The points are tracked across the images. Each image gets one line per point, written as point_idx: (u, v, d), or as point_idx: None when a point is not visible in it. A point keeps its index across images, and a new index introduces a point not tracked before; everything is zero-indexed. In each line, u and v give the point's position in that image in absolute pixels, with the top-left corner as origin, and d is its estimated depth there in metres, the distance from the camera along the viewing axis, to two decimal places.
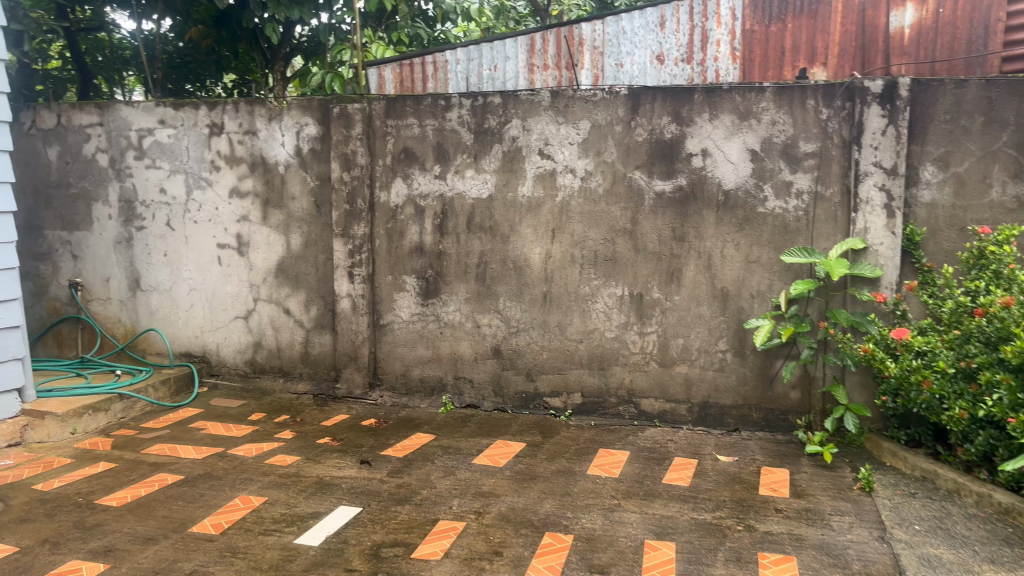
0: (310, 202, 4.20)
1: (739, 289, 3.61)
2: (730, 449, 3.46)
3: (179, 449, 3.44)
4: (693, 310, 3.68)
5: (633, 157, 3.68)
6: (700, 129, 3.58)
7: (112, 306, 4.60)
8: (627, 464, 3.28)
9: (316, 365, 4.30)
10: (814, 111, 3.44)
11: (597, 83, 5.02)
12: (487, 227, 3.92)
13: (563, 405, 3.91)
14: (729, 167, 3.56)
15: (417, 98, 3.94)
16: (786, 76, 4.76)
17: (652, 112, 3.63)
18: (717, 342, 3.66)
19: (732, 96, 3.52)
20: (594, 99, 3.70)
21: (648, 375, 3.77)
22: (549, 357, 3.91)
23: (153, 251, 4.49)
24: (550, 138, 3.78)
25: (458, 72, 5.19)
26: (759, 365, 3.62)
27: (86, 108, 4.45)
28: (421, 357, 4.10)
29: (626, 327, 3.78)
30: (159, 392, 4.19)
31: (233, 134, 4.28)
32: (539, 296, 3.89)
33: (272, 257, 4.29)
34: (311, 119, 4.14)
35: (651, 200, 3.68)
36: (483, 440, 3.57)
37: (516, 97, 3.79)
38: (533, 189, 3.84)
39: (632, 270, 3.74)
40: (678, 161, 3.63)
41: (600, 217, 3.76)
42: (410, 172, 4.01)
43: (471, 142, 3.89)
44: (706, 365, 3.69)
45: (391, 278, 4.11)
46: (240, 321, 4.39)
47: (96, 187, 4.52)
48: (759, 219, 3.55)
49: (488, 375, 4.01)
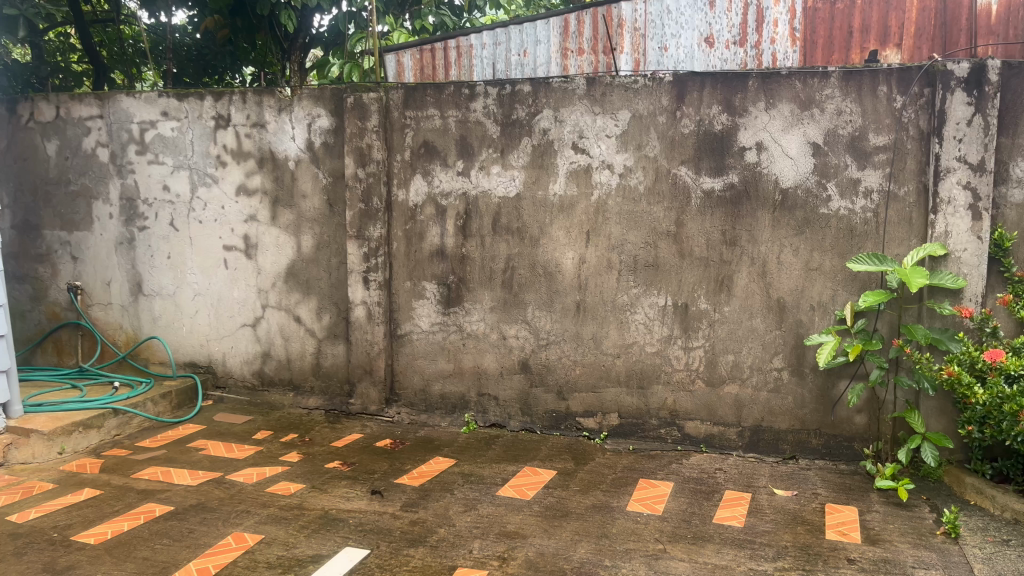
0: (322, 200, 3.86)
1: (797, 300, 3.21)
2: (787, 481, 3.06)
3: (173, 474, 3.12)
4: (745, 323, 3.29)
5: (678, 151, 3.30)
6: (754, 120, 3.19)
7: (113, 312, 4.31)
8: (672, 498, 2.90)
9: (328, 378, 3.96)
10: (886, 98, 3.02)
11: (638, 69, 4.63)
12: (515, 229, 3.55)
13: (598, 426, 3.53)
14: (788, 163, 3.16)
15: (439, 86, 3.58)
16: (855, 60, 4.33)
17: (700, 102, 3.24)
18: (771, 359, 3.27)
19: (792, 82, 3.12)
20: (634, 86, 3.32)
21: (693, 396, 3.38)
22: (582, 373, 3.53)
23: (156, 253, 4.18)
24: (585, 130, 3.41)
25: (484, 58, 4.88)
26: (820, 386, 3.21)
27: (85, 99, 4.16)
28: (441, 371, 3.74)
29: (669, 341, 3.39)
30: (159, 406, 3.89)
31: (240, 127, 3.96)
32: (572, 305, 3.51)
33: (281, 259, 3.96)
34: (324, 110, 3.80)
35: (697, 199, 3.29)
36: (509, 466, 3.20)
37: (547, 85, 3.42)
38: (566, 187, 3.46)
39: (676, 278, 3.36)
40: (729, 156, 3.23)
41: (640, 218, 3.37)
42: (431, 168, 3.65)
43: (498, 135, 3.53)
44: (759, 385, 3.29)
45: (410, 284, 3.75)
46: (248, 329, 4.07)
47: (96, 184, 4.23)
48: (821, 221, 3.14)
49: (515, 393, 3.64)
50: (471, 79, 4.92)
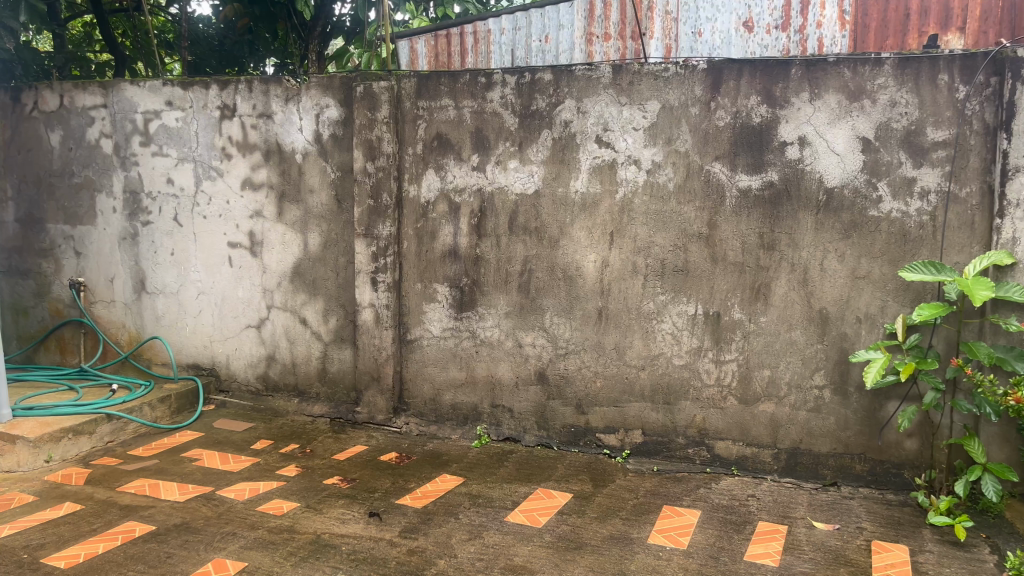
0: (330, 195, 3.64)
1: (842, 311, 2.90)
2: (828, 513, 2.75)
3: (160, 488, 2.91)
4: (783, 336, 2.99)
5: (712, 146, 3.01)
6: (797, 112, 2.89)
7: (116, 310, 4.13)
8: (698, 530, 2.61)
9: (334, 384, 3.74)
10: (947, 88, 2.70)
11: (669, 55, 4.34)
12: (534, 229, 3.29)
13: (620, 443, 3.26)
14: (834, 160, 2.86)
15: (453, 74, 3.33)
16: (911, 45, 4.01)
17: (736, 92, 2.95)
18: (811, 376, 2.97)
19: (840, 70, 2.82)
20: (665, 74, 3.04)
21: (725, 414, 3.10)
22: (603, 387, 3.26)
23: (160, 250, 4.00)
24: (610, 122, 3.13)
25: (502, 44, 4.64)
26: (866, 407, 2.91)
27: (89, 88, 3.98)
28: (453, 380, 3.50)
29: (699, 353, 3.11)
30: (157, 411, 3.68)
31: (246, 117, 3.74)
32: (593, 312, 3.24)
33: (287, 258, 3.75)
34: (333, 100, 3.57)
35: (732, 198, 3.00)
36: (521, 487, 2.94)
37: (570, 73, 3.16)
38: (588, 184, 3.19)
39: (707, 284, 3.07)
40: (769, 152, 2.94)
41: (668, 219, 3.09)
42: (444, 162, 3.40)
43: (516, 127, 3.27)
44: (797, 404, 3.00)
45: (420, 286, 3.51)
46: (252, 331, 3.87)
47: (99, 177, 4.05)
48: (870, 225, 2.84)
49: (531, 405, 3.38)
50: (487, 67, 4.71)
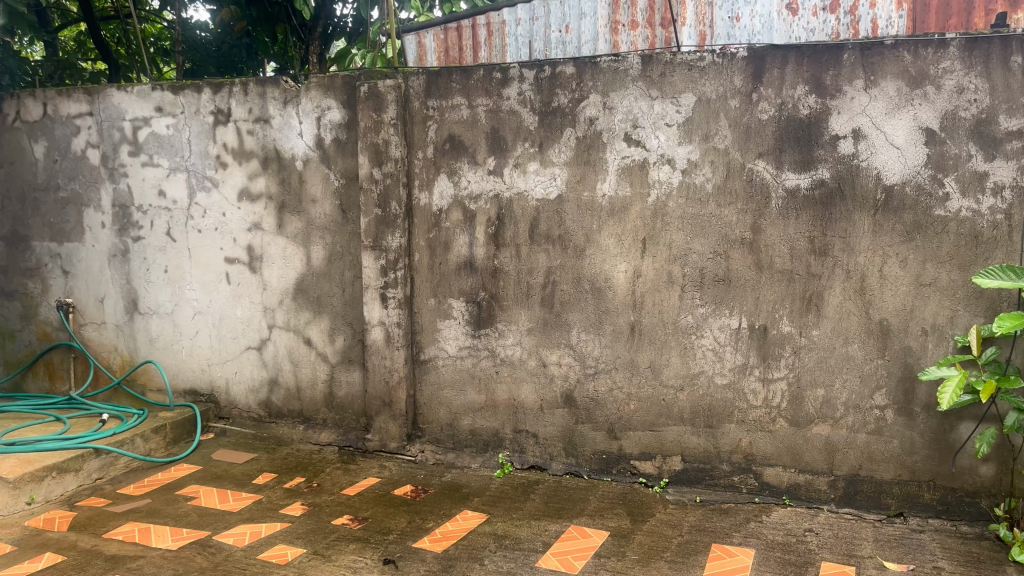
0: (334, 205, 3.36)
1: (905, 323, 2.61)
2: (898, 549, 2.45)
3: (151, 533, 2.62)
4: (838, 351, 2.69)
5: (754, 142, 2.72)
6: (850, 102, 2.59)
7: (108, 332, 3.86)
8: (754, 573, 2.31)
9: (342, 409, 3.45)
10: (1022, 72, 2.41)
11: (704, 43, 3.64)
12: (557, 237, 3.00)
13: (658, 471, 2.96)
14: (893, 155, 2.56)
15: (466, 70, 3.05)
16: (978, 24, 3.25)
17: (781, 82, 2.66)
18: (871, 395, 2.67)
19: (899, 54, 2.52)
20: (700, 64, 2.75)
21: (774, 438, 2.81)
22: (637, 410, 2.97)
23: (153, 267, 3.72)
24: (640, 118, 2.84)
25: (519, 36, 3.94)
26: (935, 428, 2.62)
27: (74, 95, 3.71)
28: (471, 403, 3.21)
29: (744, 371, 2.82)
30: (151, 443, 3.38)
31: (242, 122, 3.47)
32: (624, 327, 2.95)
33: (289, 274, 3.47)
34: (335, 101, 3.29)
35: (778, 200, 2.71)
36: (551, 525, 2.65)
37: (595, 65, 2.87)
38: (617, 186, 2.90)
39: (752, 296, 2.78)
40: (819, 146, 2.64)
41: (707, 223, 2.80)
42: (457, 166, 3.12)
43: (535, 126, 2.98)
44: (856, 426, 2.70)
45: (434, 301, 3.22)
46: (253, 352, 3.58)
47: (87, 190, 3.78)
48: (935, 225, 2.54)
49: (557, 430, 3.09)
50: (503, 62, 4.01)
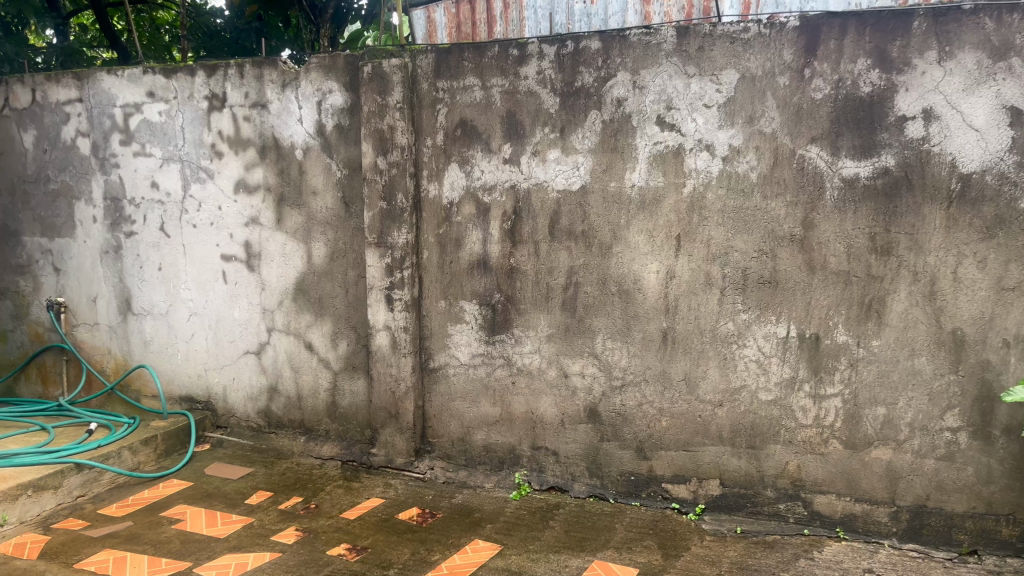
0: (336, 198, 3.07)
1: (983, 333, 2.26)
2: None
3: (126, 564, 2.35)
4: (902, 364, 2.35)
5: (806, 124, 2.37)
6: (920, 77, 2.24)
7: (101, 334, 3.61)
8: None
9: (346, 421, 3.17)
10: None
11: (748, 12, 3.10)
12: (580, 234, 2.68)
13: (693, 496, 2.63)
14: (971, 139, 2.21)
15: (480, 47, 2.73)
16: None
17: (838, 55, 2.31)
18: (941, 416, 2.33)
19: (979, 21, 2.16)
20: (743, 36, 2.40)
21: (827, 462, 2.47)
22: (670, 427, 2.65)
23: (146, 264, 3.47)
24: (675, 98, 2.50)
25: (538, 5, 3.37)
26: (1017, 454, 2.27)
27: (63, 80, 3.46)
28: (486, 416, 2.91)
29: (792, 386, 2.48)
30: (140, 457, 3.12)
31: (238, 108, 3.18)
32: (656, 335, 2.62)
33: (289, 272, 3.19)
34: (337, 83, 2.99)
35: (834, 190, 2.37)
36: (572, 560, 2.33)
37: (623, 39, 2.54)
38: (648, 176, 2.57)
39: (802, 300, 2.44)
40: (882, 129, 2.29)
41: (751, 218, 2.47)
42: (470, 154, 2.80)
43: (556, 109, 2.66)
44: (923, 450, 2.36)
45: (445, 304, 2.92)
46: (252, 357, 3.31)
47: (77, 182, 3.53)
48: (1022, 220, 2.19)
49: (580, 447, 2.78)
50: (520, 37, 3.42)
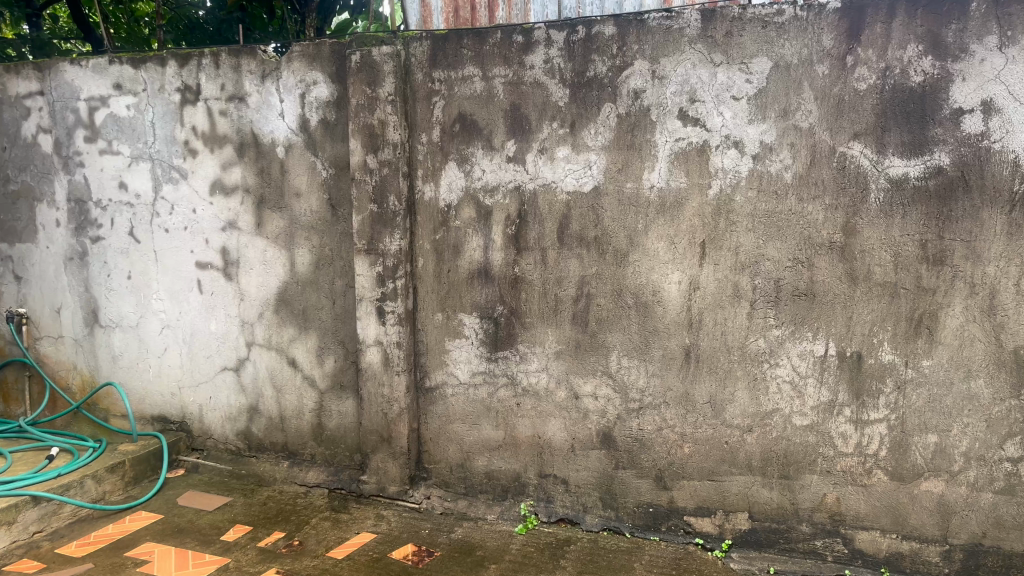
0: (321, 201, 2.79)
1: None
2: None
3: None
4: (956, 387, 2.11)
5: (849, 118, 2.12)
6: (979, 65, 1.99)
7: (66, 348, 3.33)
8: None
9: (334, 444, 2.90)
10: None
11: None
12: (593, 240, 2.42)
13: (718, 531, 2.38)
14: None
15: (480, 32, 2.46)
16: None
17: (885, 41, 2.05)
18: (1001, 444, 2.09)
19: None
20: (778, 20, 2.14)
21: (870, 495, 2.23)
22: (693, 454, 2.39)
23: (115, 272, 3.18)
24: (699, 89, 2.24)
25: None
26: None
27: (23, 71, 3.16)
28: (487, 441, 2.64)
29: (831, 411, 2.23)
30: (105, 486, 2.84)
31: (213, 101, 2.90)
32: (678, 352, 2.36)
33: (270, 281, 2.91)
34: (321, 74, 2.72)
35: (879, 193, 2.11)
36: None
37: (641, 23, 2.27)
38: (669, 176, 2.31)
39: (842, 316, 2.19)
40: (935, 124, 2.04)
41: (785, 223, 2.21)
42: (470, 152, 2.53)
43: (566, 102, 2.39)
44: (979, 483, 2.12)
45: (442, 317, 2.65)
46: (230, 374, 3.04)
47: (39, 182, 3.23)
48: None
49: (593, 476, 2.52)
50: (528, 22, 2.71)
